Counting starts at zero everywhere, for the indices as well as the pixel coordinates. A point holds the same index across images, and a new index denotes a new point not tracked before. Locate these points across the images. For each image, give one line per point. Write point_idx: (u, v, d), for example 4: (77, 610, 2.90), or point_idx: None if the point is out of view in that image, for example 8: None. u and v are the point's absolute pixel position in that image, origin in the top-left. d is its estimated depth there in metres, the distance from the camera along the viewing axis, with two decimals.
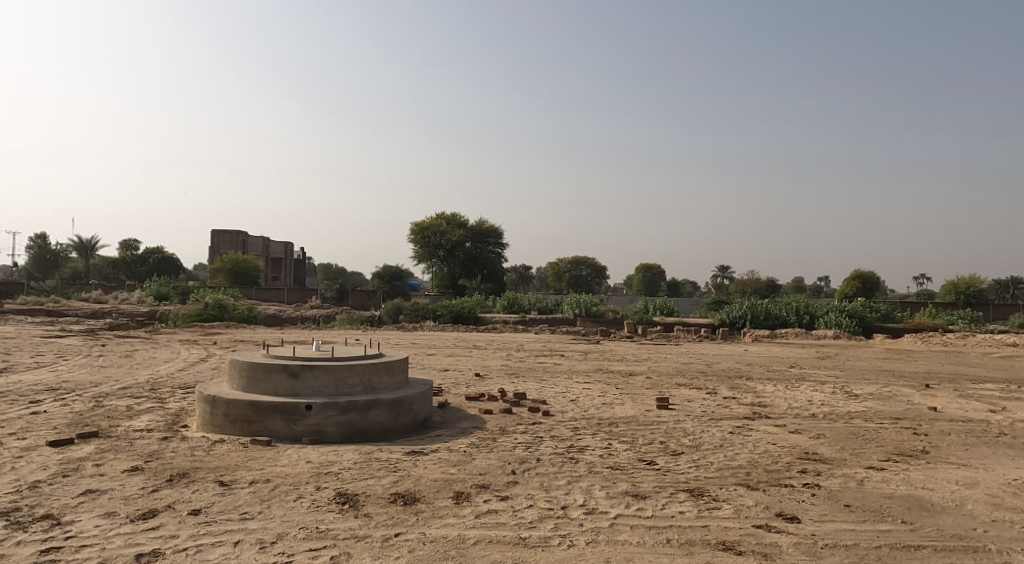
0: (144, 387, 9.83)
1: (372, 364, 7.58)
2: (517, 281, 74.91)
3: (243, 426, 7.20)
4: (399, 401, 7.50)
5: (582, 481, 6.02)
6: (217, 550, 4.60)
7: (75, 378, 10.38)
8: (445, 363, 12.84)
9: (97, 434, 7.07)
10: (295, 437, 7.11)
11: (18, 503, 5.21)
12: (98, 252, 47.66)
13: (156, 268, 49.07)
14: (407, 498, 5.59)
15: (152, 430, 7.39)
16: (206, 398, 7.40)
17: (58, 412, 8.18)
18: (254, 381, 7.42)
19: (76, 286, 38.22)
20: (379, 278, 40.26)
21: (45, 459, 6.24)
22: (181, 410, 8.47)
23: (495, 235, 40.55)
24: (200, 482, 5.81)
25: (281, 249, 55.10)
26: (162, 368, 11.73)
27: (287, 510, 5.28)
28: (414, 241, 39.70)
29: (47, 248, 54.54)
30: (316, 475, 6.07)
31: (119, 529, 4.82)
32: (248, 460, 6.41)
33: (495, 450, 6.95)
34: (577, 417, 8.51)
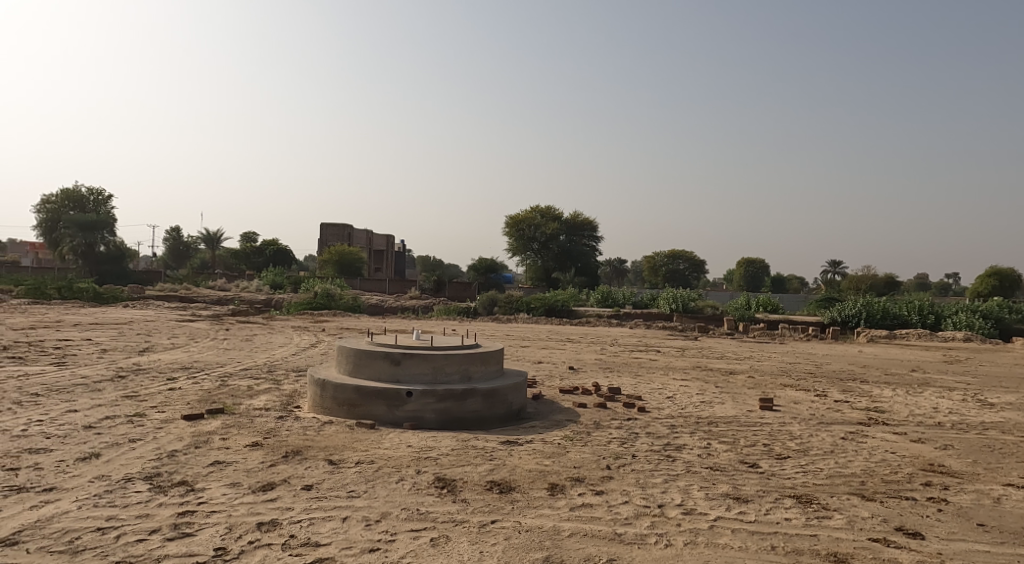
0: (262, 369, 10.51)
1: (469, 354, 7.71)
2: (612, 273, 73.98)
3: (349, 410, 7.52)
4: (494, 391, 7.61)
5: (680, 480, 5.88)
6: (327, 524, 4.84)
7: (203, 359, 11.23)
8: (539, 356, 12.91)
9: (223, 411, 7.61)
10: (396, 421, 7.36)
11: (159, 469, 5.70)
12: (222, 243, 51.70)
13: (272, 260, 52.05)
14: (503, 486, 5.67)
15: (269, 409, 7.87)
16: (317, 381, 7.78)
17: (190, 388, 8.88)
18: (359, 366, 7.74)
19: (207, 282, 34.16)
20: (473, 270, 41.36)
21: (180, 431, 6.79)
22: (293, 391, 8.98)
23: (590, 228, 40.32)
24: (313, 459, 6.14)
25: (382, 241, 57.11)
26: (277, 352, 12.48)
27: (389, 491, 5.47)
28: (509, 234, 40.28)
29: (179, 240, 58.65)
30: (416, 459, 6.26)
31: (243, 498, 5.17)
32: (353, 442, 6.71)
33: (590, 444, 6.92)
34: (674, 414, 8.32)
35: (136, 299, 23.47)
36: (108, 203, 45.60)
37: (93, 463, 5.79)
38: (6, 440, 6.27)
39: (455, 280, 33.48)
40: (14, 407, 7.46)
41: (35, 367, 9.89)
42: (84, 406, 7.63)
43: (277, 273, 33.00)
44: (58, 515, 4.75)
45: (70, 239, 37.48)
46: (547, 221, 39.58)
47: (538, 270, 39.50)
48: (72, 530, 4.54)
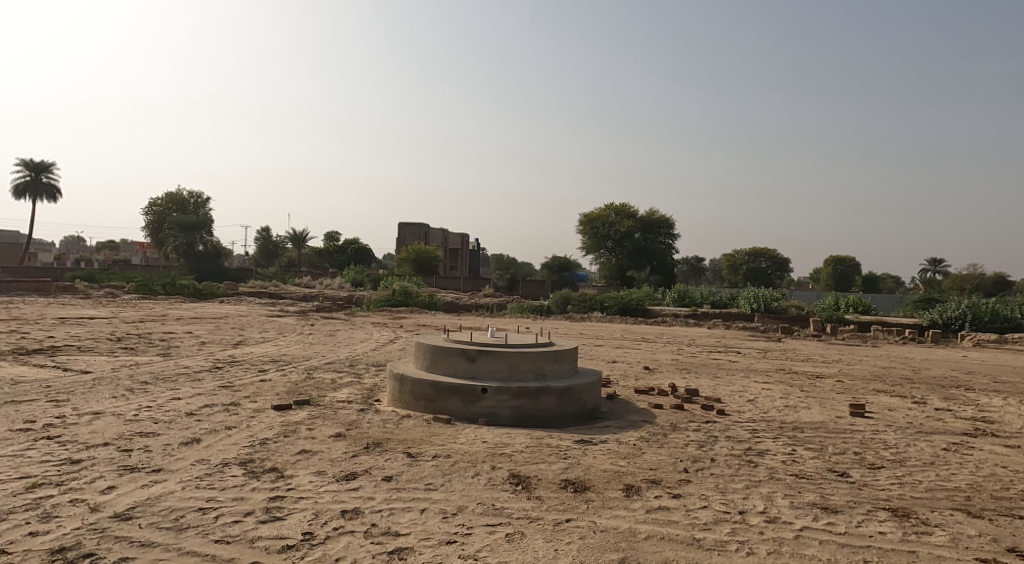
0: (345, 363, 10.85)
1: (543, 352, 7.68)
2: (689, 273, 72.32)
3: (426, 404, 7.64)
4: (569, 389, 7.55)
5: (763, 486, 5.67)
6: (407, 515, 4.93)
7: (290, 352, 11.70)
8: (614, 355, 12.75)
9: (310, 402, 7.90)
10: (472, 417, 7.43)
11: (252, 455, 5.96)
12: (308, 242, 53.85)
13: (354, 258, 53.76)
14: (577, 485, 5.62)
15: (351, 402, 8.12)
16: (395, 376, 7.96)
17: (279, 380, 9.28)
18: (435, 362, 7.86)
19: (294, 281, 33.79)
20: (546, 268, 41.38)
21: (271, 420, 7.09)
22: (374, 385, 9.22)
23: (666, 226, 39.59)
24: (392, 451, 6.28)
25: (458, 239, 57.91)
26: (359, 347, 12.87)
27: (465, 485, 5.53)
28: (582, 232, 40.16)
29: (269, 240, 61.38)
30: (491, 455, 6.30)
31: (328, 486, 5.34)
32: (430, 436, 6.81)
33: (667, 446, 6.77)
34: (756, 419, 8.03)
35: (231, 295, 24.79)
36: (207, 205, 48.37)
37: (193, 447, 6.13)
38: (118, 424, 6.73)
39: (529, 279, 33.52)
40: (126, 393, 8.00)
41: (143, 357, 10.59)
42: (185, 394, 8.10)
43: (359, 271, 34.02)
44: (165, 494, 5.05)
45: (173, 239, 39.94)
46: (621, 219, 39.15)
47: (612, 269, 39.06)
48: (176, 509, 4.82)
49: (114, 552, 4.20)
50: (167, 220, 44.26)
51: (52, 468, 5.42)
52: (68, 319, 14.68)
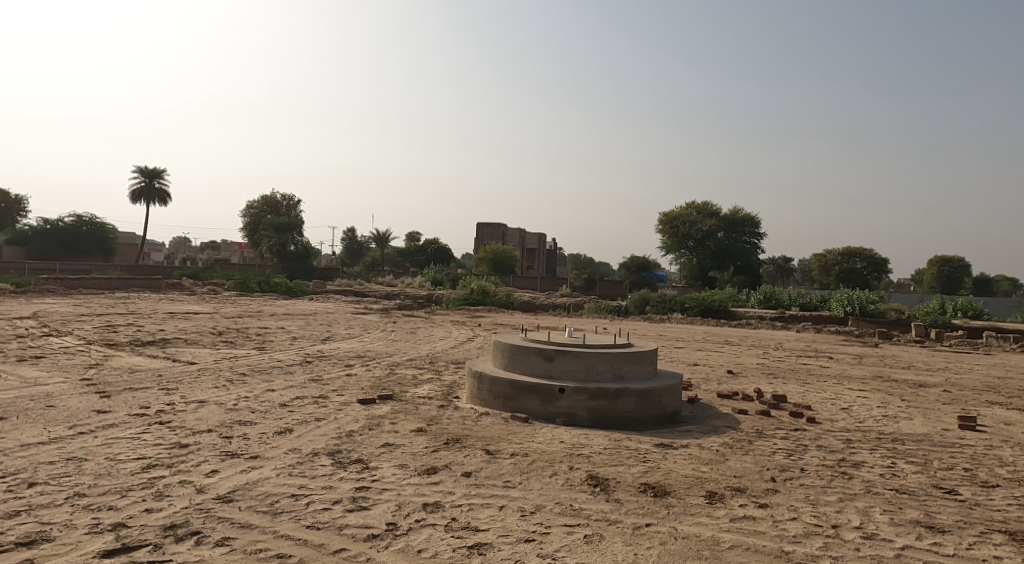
0: (426, 360, 11.08)
1: (622, 353, 7.56)
2: (776, 273, 69.62)
3: (504, 403, 7.69)
4: (648, 391, 7.42)
5: (859, 500, 5.39)
6: (486, 511, 4.98)
7: (374, 349, 12.05)
8: (696, 358, 12.43)
9: (392, 397, 8.12)
10: (549, 417, 7.42)
11: (339, 446, 6.18)
12: (390, 242, 55.35)
13: (434, 258, 54.80)
14: (657, 490, 5.51)
15: (432, 398, 8.28)
16: (474, 374, 8.06)
17: (364, 375, 9.58)
18: (513, 361, 7.90)
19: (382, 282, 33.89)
20: (624, 267, 40.86)
21: (356, 413, 7.33)
22: (453, 382, 9.37)
23: (752, 224, 38.22)
24: (471, 448, 6.36)
25: (535, 239, 58.04)
26: (439, 344, 13.11)
27: (543, 484, 5.52)
28: (663, 231, 39.55)
29: (354, 240, 63.49)
30: (569, 455, 6.27)
31: (410, 479, 5.46)
32: (508, 434, 6.86)
33: (752, 453, 6.54)
34: (851, 428, 7.64)
35: (319, 293, 25.78)
36: (298, 208, 50.58)
37: (286, 436, 6.42)
38: (219, 412, 7.13)
39: (606, 279, 33.11)
40: (225, 384, 8.47)
41: (240, 350, 11.18)
42: (278, 386, 8.48)
43: (439, 270, 34.65)
44: (261, 480, 5.31)
45: (268, 239, 41.92)
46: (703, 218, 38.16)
47: (693, 269, 38.10)
48: (271, 494, 5.05)
49: (218, 531, 4.45)
50: (263, 222, 46.53)
51: (163, 451, 5.80)
52: (175, 313, 15.69)
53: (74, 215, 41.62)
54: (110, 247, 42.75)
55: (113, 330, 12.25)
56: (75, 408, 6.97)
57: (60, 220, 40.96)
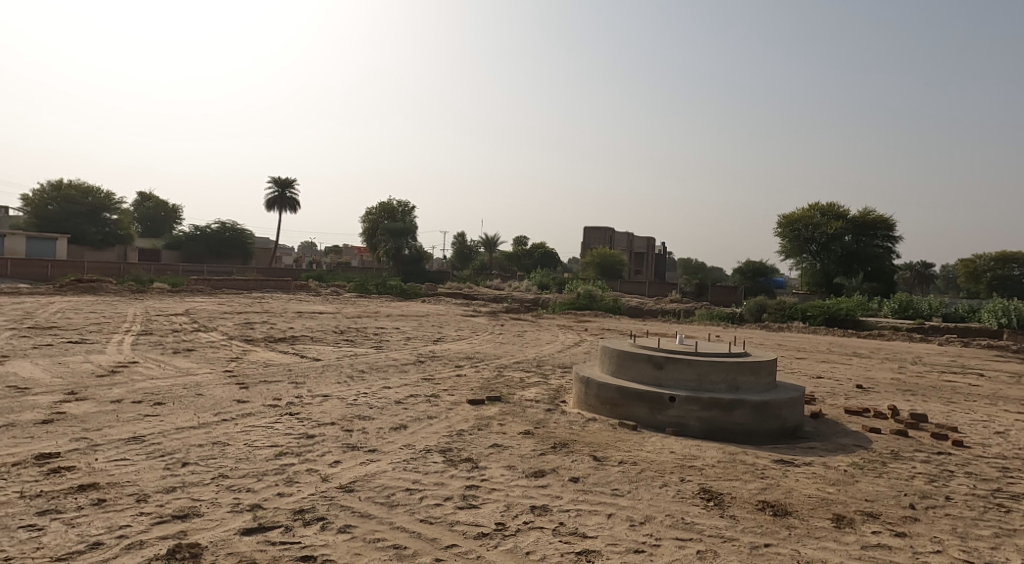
0: (533, 363, 11.11)
1: (738, 363, 7.19)
2: (913, 280, 64.46)
3: (612, 409, 7.55)
4: (766, 404, 7.03)
5: (1016, 537, 4.83)
6: (594, 518, 4.88)
7: (483, 350, 12.23)
8: (820, 370, 11.68)
9: (500, 399, 8.19)
10: (659, 426, 7.20)
11: (450, 444, 6.30)
12: (499, 246, 56.29)
13: (541, 262, 55.20)
14: (777, 508, 5.19)
15: (539, 401, 8.28)
16: (581, 379, 7.97)
17: (473, 376, 9.73)
18: (622, 367, 7.75)
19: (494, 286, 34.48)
20: (740, 273, 39.28)
21: (466, 413, 7.45)
22: (560, 387, 9.33)
23: (885, 227, 35.51)
24: (578, 453, 6.28)
25: (644, 243, 56.96)
26: (546, 348, 13.12)
27: (653, 495, 5.36)
28: (782, 235, 37.67)
29: (464, 244, 65.12)
30: (680, 466, 6.05)
31: (518, 481, 5.46)
32: (616, 441, 6.72)
33: (886, 476, 6.03)
34: (1006, 455, 6.88)
35: (431, 296, 26.57)
36: (412, 213, 52.58)
37: (400, 432, 6.61)
38: (341, 406, 7.46)
39: (719, 285, 31.92)
40: (346, 380, 8.87)
41: (359, 348, 11.70)
42: (393, 384, 8.78)
43: (546, 274, 34.80)
44: (378, 472, 5.50)
45: (385, 243, 43.76)
46: (828, 220, 35.94)
47: (816, 274, 36.21)
48: (387, 487, 5.21)
49: (340, 518, 4.63)
50: (379, 228, 48.64)
51: (292, 440, 6.14)
52: (302, 313, 16.69)
53: (218, 222, 45.23)
54: (248, 250, 46.13)
55: (249, 327, 13.19)
56: (218, 397, 7.53)
57: (207, 226, 44.81)
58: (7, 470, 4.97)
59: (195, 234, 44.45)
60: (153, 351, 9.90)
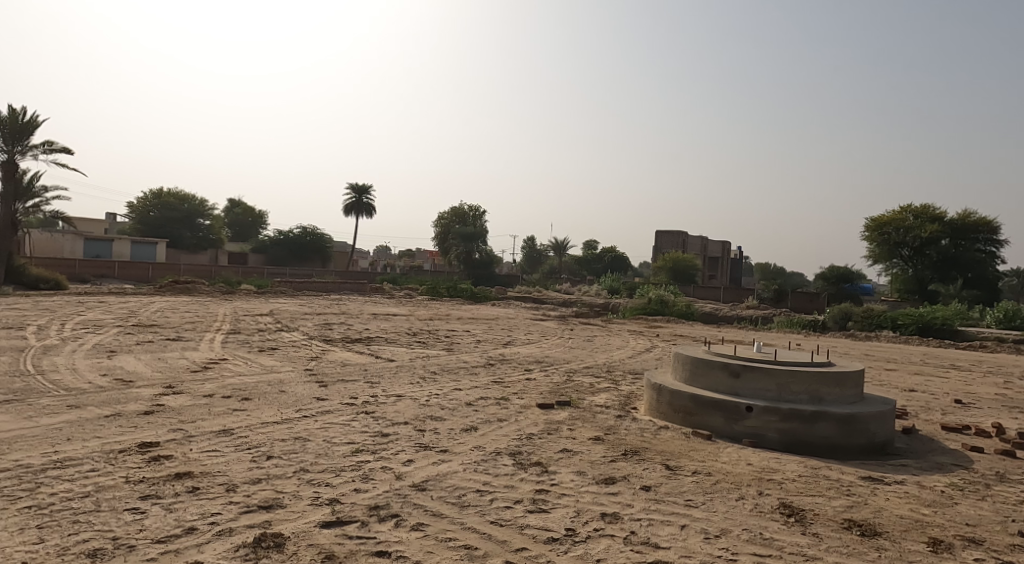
0: (603, 369, 11.04)
1: (820, 373, 6.94)
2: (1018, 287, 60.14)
3: (685, 417, 7.43)
4: (852, 417, 6.74)
5: None
6: (666, 528, 4.83)
7: (553, 355, 12.24)
8: (912, 383, 11.08)
9: (570, 403, 8.18)
10: (735, 436, 7.02)
11: (519, 447, 6.36)
12: (569, 251, 56.16)
13: (611, 266, 54.70)
14: (864, 528, 4.99)
15: (609, 407, 8.23)
16: (653, 385, 7.88)
17: (542, 380, 9.76)
18: (695, 375, 7.61)
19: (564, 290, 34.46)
20: (823, 278, 37.81)
21: (535, 417, 7.50)
22: (631, 393, 9.23)
23: (987, 230, 33.34)
24: (650, 461, 6.20)
25: (718, 247, 55.55)
26: (617, 354, 13.00)
27: (729, 507, 5.24)
28: (870, 239, 36.02)
29: (533, 248, 65.30)
30: (759, 479, 5.89)
31: (588, 487, 5.45)
32: (690, 450, 6.60)
33: (988, 499, 5.68)
34: None
35: (501, 300, 26.78)
36: (483, 218, 53.11)
37: (472, 434, 6.72)
38: (414, 406, 7.64)
39: (800, 291, 30.72)
40: (418, 381, 9.07)
41: (432, 350, 11.92)
42: (464, 386, 8.93)
43: (617, 279, 34.43)
44: (450, 472, 5.61)
45: (456, 248, 44.36)
46: (922, 222, 34.08)
47: (908, 280, 34.42)
48: (459, 487, 5.31)
49: (413, 516, 4.76)
50: (451, 232, 49.33)
51: (368, 438, 6.34)
52: (377, 315, 17.14)
53: (300, 227, 47.04)
54: (327, 253, 47.79)
55: (328, 328, 13.67)
56: (300, 394, 7.86)
57: (290, 231, 46.68)
58: (114, 456, 5.35)
59: (278, 239, 46.38)
60: (240, 349, 10.42)
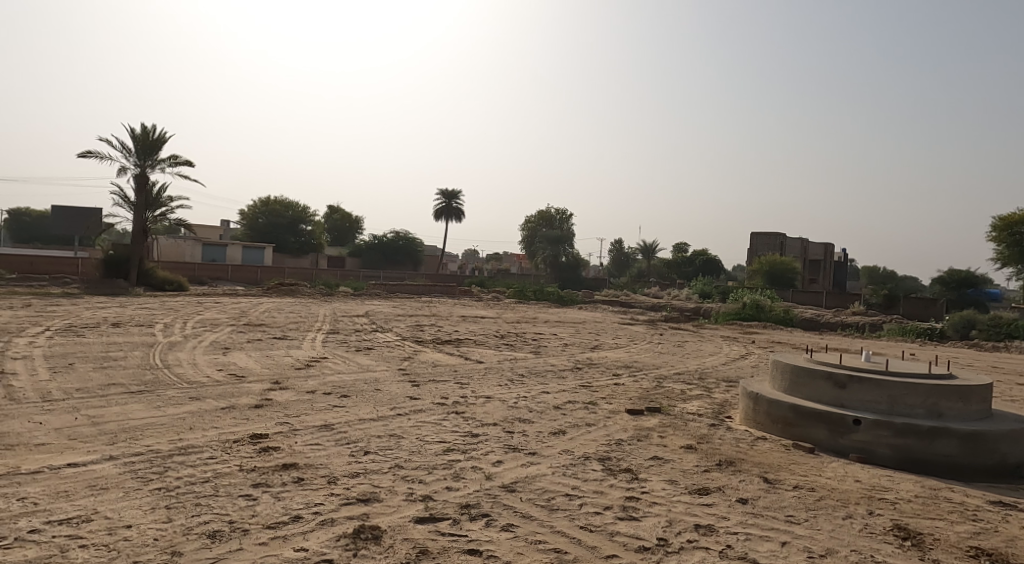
0: (694, 375, 10.71)
1: (940, 386, 6.45)
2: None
3: (785, 428, 7.09)
4: (977, 435, 6.21)
5: None
6: (765, 544, 4.60)
7: (641, 360, 12.00)
8: None
9: (660, 410, 7.99)
10: (841, 451, 6.63)
11: (609, 453, 6.25)
12: (658, 254, 55.13)
13: (702, 270, 53.20)
14: (992, 557, 4.58)
15: (702, 415, 7.97)
16: (750, 394, 7.57)
17: (631, 385, 9.58)
18: (796, 384, 7.25)
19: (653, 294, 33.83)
20: (942, 283, 35.33)
21: (625, 423, 7.36)
22: (725, 401, 8.91)
23: None
24: (747, 473, 5.95)
25: (820, 250, 52.92)
26: (709, 360, 12.59)
27: (836, 526, 4.95)
28: (997, 241, 33.34)
29: (621, 251, 64.55)
30: (868, 498, 5.53)
31: (681, 497, 5.29)
32: (790, 463, 6.29)
33: None
34: None
35: (589, 303, 26.58)
36: (570, 221, 52.95)
37: (560, 437, 6.68)
38: (503, 408, 7.68)
39: (913, 298, 28.79)
40: (507, 383, 9.12)
41: (519, 353, 11.97)
42: (552, 389, 8.89)
43: (709, 282, 33.45)
44: (539, 475, 5.59)
45: (544, 251, 44.47)
46: None
47: None
48: (548, 491, 5.27)
49: (504, 517, 4.76)
50: (538, 235, 49.44)
51: (459, 437, 6.42)
52: (466, 317, 17.39)
53: (393, 231, 48.51)
54: (418, 258, 49.04)
55: (419, 329, 13.99)
56: (393, 393, 8.07)
57: (383, 235, 48.24)
58: (229, 445, 5.67)
59: (373, 243, 48.01)
60: (338, 348, 10.84)
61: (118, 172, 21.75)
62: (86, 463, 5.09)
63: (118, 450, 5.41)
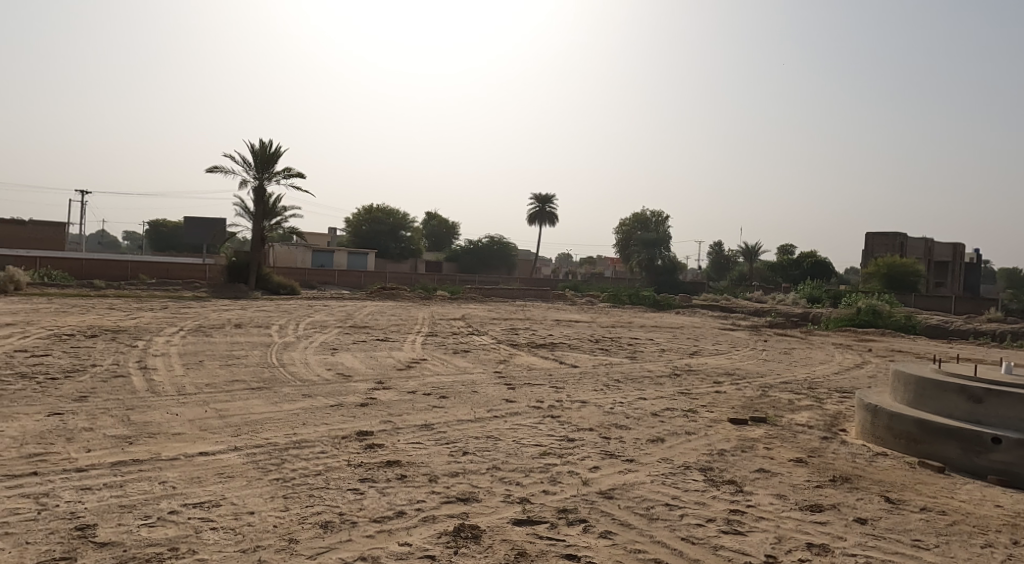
0: (803, 385, 10.09)
1: None
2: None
3: (909, 445, 6.52)
4: None
5: None
6: None
7: (744, 367, 11.45)
8: None
9: (766, 421, 7.56)
10: (976, 471, 6.02)
11: (711, 463, 5.96)
12: (762, 257, 52.91)
13: (809, 273, 50.54)
14: None
15: (812, 427, 7.48)
16: (868, 407, 7.02)
17: (734, 394, 9.15)
18: (923, 397, 6.65)
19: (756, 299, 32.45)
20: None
21: (728, 432, 7.02)
22: (838, 413, 8.33)
23: None
24: (865, 491, 5.50)
25: (947, 251, 48.95)
26: (819, 369, 11.85)
27: (972, 554, 4.47)
28: None
29: (721, 254, 62.46)
30: (1010, 525, 4.97)
31: (791, 513, 4.95)
32: (915, 483, 5.77)
33: None
34: None
35: (687, 308, 25.83)
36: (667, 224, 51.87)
37: (659, 445, 6.44)
38: (599, 413, 7.51)
39: None
40: (603, 388, 8.93)
41: (615, 358, 11.73)
42: (649, 395, 8.62)
43: (818, 286, 31.71)
44: (638, 483, 5.39)
45: (639, 254, 43.73)
46: None
47: None
48: (647, 499, 5.08)
49: (602, 523, 4.62)
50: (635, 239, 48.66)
51: (555, 442, 6.32)
52: (561, 321, 17.30)
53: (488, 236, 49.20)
54: (513, 262, 49.47)
55: (514, 333, 14.02)
56: (490, 395, 8.08)
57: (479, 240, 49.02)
58: (337, 441, 5.84)
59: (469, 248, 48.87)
60: (438, 350, 11.02)
61: (239, 185, 23.25)
62: (215, 452, 5.38)
63: (241, 441, 5.69)
